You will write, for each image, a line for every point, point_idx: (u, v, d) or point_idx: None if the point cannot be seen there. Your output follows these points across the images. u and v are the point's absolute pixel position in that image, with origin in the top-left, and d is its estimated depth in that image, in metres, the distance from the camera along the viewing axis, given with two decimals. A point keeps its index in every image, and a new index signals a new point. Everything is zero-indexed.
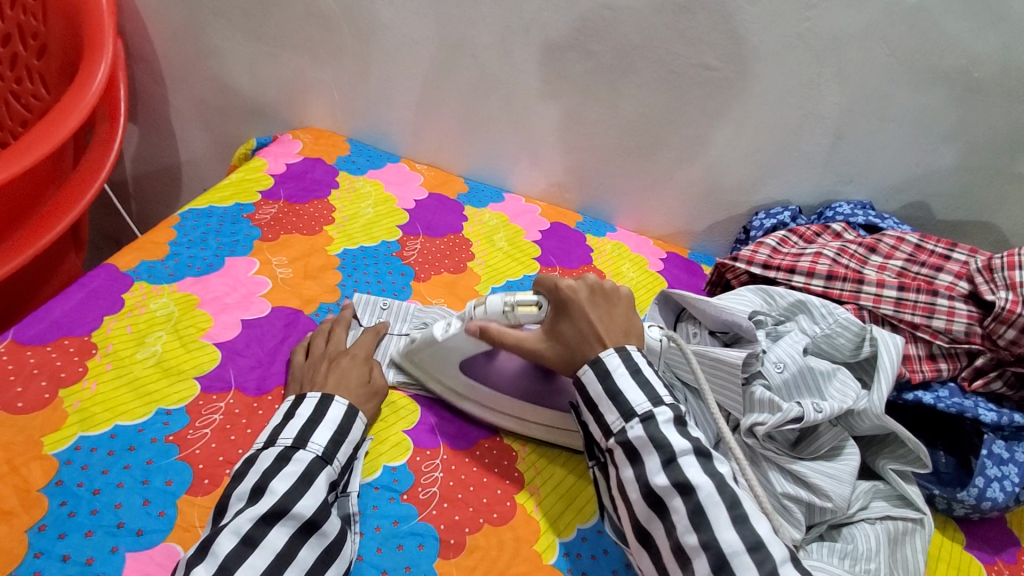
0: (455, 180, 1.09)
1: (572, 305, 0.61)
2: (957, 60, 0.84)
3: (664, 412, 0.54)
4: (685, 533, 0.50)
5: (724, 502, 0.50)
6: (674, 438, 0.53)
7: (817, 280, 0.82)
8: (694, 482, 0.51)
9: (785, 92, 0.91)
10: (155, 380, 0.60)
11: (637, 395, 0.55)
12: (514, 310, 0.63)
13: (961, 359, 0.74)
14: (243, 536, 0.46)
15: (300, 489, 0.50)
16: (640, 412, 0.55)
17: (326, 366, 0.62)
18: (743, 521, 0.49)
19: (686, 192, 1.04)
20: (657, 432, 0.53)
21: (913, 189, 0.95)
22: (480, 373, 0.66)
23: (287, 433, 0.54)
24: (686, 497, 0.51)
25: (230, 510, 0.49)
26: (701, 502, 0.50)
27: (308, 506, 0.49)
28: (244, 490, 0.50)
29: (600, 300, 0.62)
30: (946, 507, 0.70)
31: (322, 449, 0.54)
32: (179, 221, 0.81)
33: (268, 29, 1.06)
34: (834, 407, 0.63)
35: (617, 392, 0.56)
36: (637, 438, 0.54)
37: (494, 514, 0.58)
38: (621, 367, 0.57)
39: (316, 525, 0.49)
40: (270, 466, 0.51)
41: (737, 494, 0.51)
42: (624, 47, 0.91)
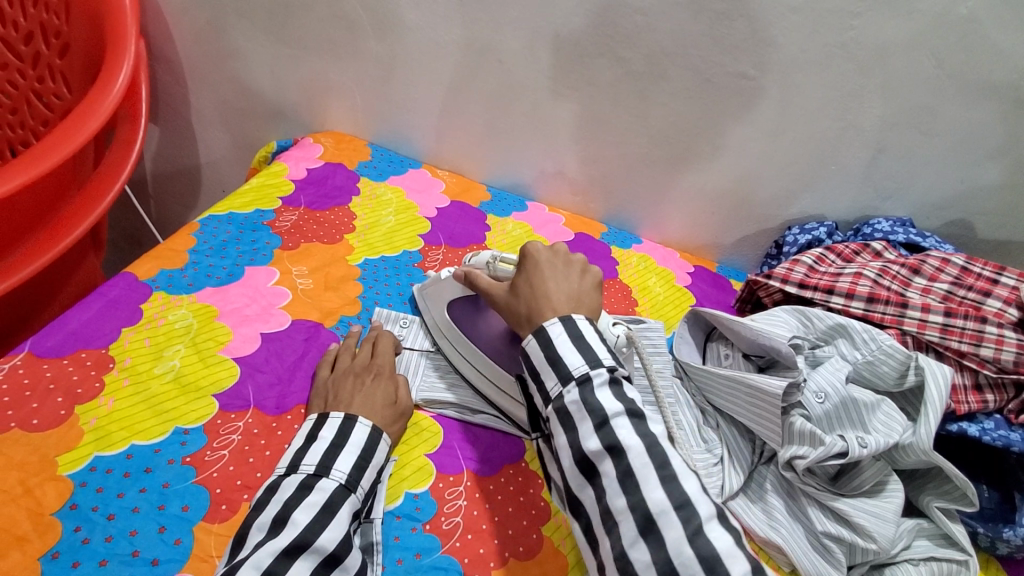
0: (477, 188, 1.07)
1: (529, 260, 0.63)
2: (1010, 74, 0.79)
3: (600, 374, 0.52)
4: (614, 497, 0.47)
5: (653, 463, 0.47)
6: (608, 401, 0.50)
7: (856, 302, 0.79)
8: (626, 444, 0.48)
9: (823, 103, 0.87)
10: (172, 397, 0.59)
11: (576, 358, 0.53)
12: (496, 263, 0.68)
13: (1008, 390, 0.69)
14: (264, 571, 0.43)
15: (325, 518, 0.48)
16: (576, 376, 0.52)
17: (352, 381, 0.61)
18: (673, 480, 0.46)
19: (715, 205, 1.01)
20: (592, 396, 0.51)
21: (956, 206, 0.91)
22: (462, 322, 0.70)
23: (309, 459, 0.53)
24: (617, 460, 0.48)
25: (249, 542, 0.46)
26: (631, 465, 0.47)
27: (332, 539, 0.47)
28: (265, 519, 0.48)
29: (559, 262, 0.62)
30: (989, 545, 0.67)
31: (346, 477, 0.52)
32: (199, 228, 0.79)
33: (291, 31, 1.05)
34: (880, 442, 0.60)
35: (556, 358, 0.53)
36: (573, 403, 0.51)
37: (520, 548, 0.56)
38: (563, 333, 0.54)
39: (337, 560, 0.47)
40: (293, 495, 0.49)
41: (669, 456, 0.48)
42: (656, 54, 0.88)
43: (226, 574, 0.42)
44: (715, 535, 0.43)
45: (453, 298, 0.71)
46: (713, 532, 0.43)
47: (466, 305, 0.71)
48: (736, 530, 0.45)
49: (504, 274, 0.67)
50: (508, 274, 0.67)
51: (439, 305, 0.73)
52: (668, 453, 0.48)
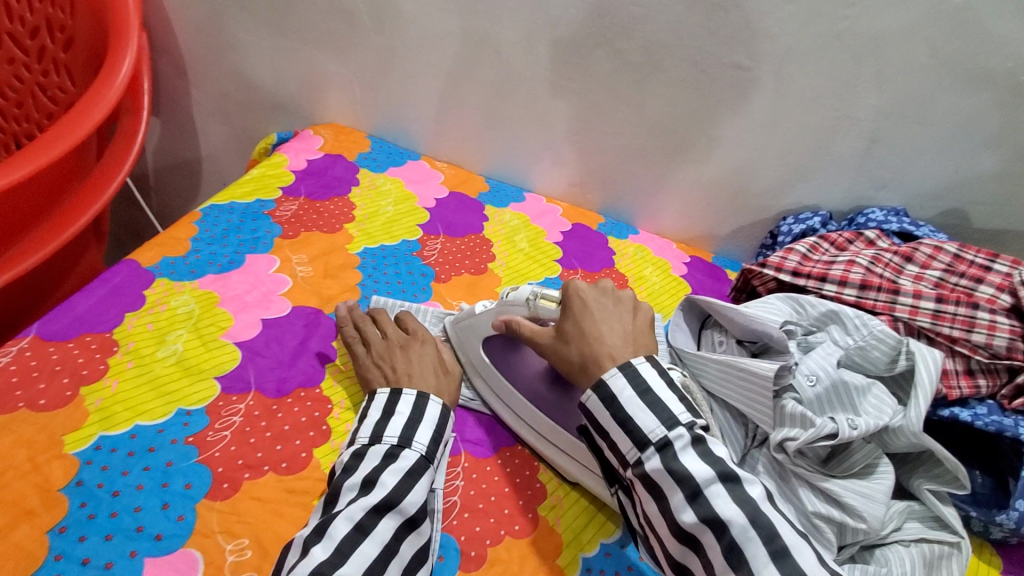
0: (475, 179, 1.08)
1: (574, 301, 0.60)
2: (1005, 62, 0.80)
3: (681, 437, 0.50)
4: (723, 573, 0.46)
5: (760, 537, 0.45)
6: (695, 466, 0.48)
7: (849, 289, 0.80)
8: (725, 517, 0.46)
9: (818, 93, 0.88)
10: (175, 380, 0.60)
11: (649, 419, 0.51)
12: (537, 301, 0.65)
13: (1001, 375, 0.70)
14: (356, 524, 0.47)
15: (408, 483, 0.51)
16: (654, 439, 0.50)
17: (402, 352, 0.64)
18: (784, 556, 0.44)
19: (711, 195, 1.02)
20: (676, 463, 0.49)
21: (950, 196, 0.92)
22: (500, 360, 0.67)
23: (391, 431, 0.55)
24: (719, 534, 0.46)
25: (342, 499, 0.50)
26: (736, 538, 0.45)
27: (413, 504, 0.50)
28: (355, 481, 0.51)
29: (607, 301, 0.60)
30: (982, 529, 0.68)
31: (425, 449, 0.55)
32: (201, 217, 0.81)
33: (290, 23, 1.05)
34: (870, 424, 0.61)
35: (626, 419, 0.52)
36: (655, 471, 0.50)
37: (516, 526, 0.57)
38: (627, 388, 0.52)
39: (415, 523, 0.50)
40: (379, 463, 0.52)
41: (775, 525, 0.46)
42: (652, 45, 0.89)
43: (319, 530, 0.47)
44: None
45: (489, 334, 0.68)
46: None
47: (504, 345, 0.67)
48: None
49: (545, 314, 0.64)
50: (551, 313, 0.64)
51: (473, 341, 0.69)
52: (774, 522, 0.46)
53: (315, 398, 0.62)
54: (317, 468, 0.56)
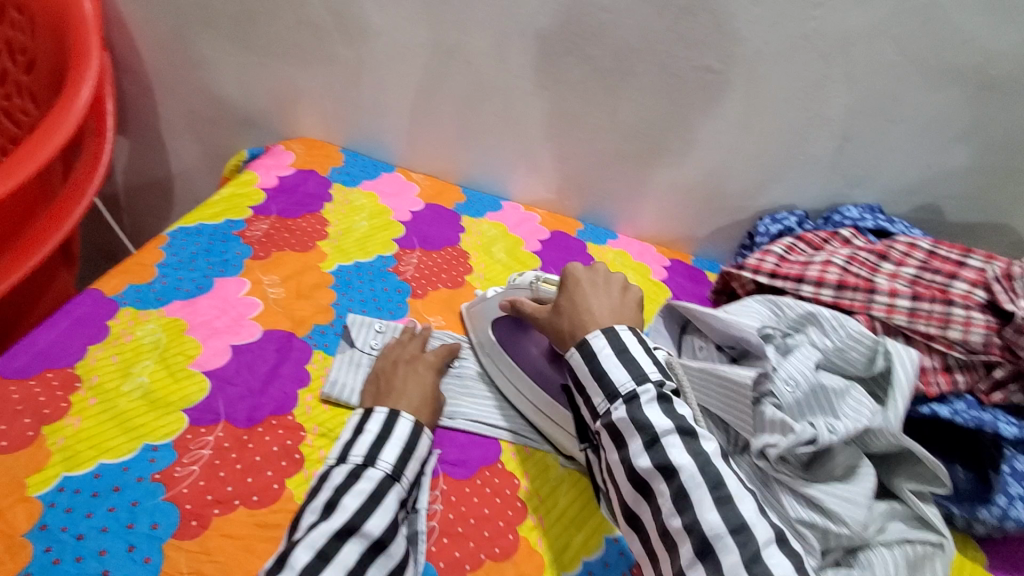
0: (452, 190, 1.07)
1: (568, 278, 0.64)
2: (973, 58, 0.80)
3: (647, 392, 0.53)
4: (669, 516, 0.49)
5: (707, 484, 0.48)
6: (658, 418, 0.51)
7: (826, 290, 0.79)
8: (677, 464, 0.49)
9: (789, 94, 0.88)
10: (141, 414, 0.58)
11: (621, 374, 0.54)
12: (539, 283, 0.67)
13: (978, 370, 0.71)
14: (318, 552, 0.47)
15: (371, 506, 0.51)
16: (623, 392, 0.54)
17: (400, 372, 0.66)
18: (727, 503, 0.47)
19: (688, 198, 1.02)
20: (640, 414, 0.52)
21: (923, 191, 0.93)
22: (505, 340, 0.71)
23: (357, 451, 0.55)
24: (669, 480, 0.49)
25: (304, 524, 0.50)
26: (684, 485, 0.48)
27: (377, 526, 0.49)
28: (317, 504, 0.51)
29: (599, 279, 0.64)
30: (966, 526, 0.68)
31: (391, 467, 0.54)
32: (168, 240, 0.79)
33: (257, 38, 1.04)
34: (849, 428, 0.61)
35: (602, 373, 0.55)
36: (621, 421, 0.53)
37: (496, 548, 0.56)
38: (607, 347, 0.56)
39: (383, 546, 0.49)
40: (343, 482, 0.52)
41: (722, 475, 0.49)
42: (623, 50, 0.88)
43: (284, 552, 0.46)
44: (774, 561, 0.44)
45: (496, 317, 0.72)
46: (772, 557, 0.44)
47: (510, 326, 0.71)
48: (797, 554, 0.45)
49: (547, 295, 0.67)
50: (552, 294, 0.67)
51: (483, 323, 0.73)
52: (722, 473, 0.49)
53: (287, 426, 0.60)
54: (290, 498, 0.55)
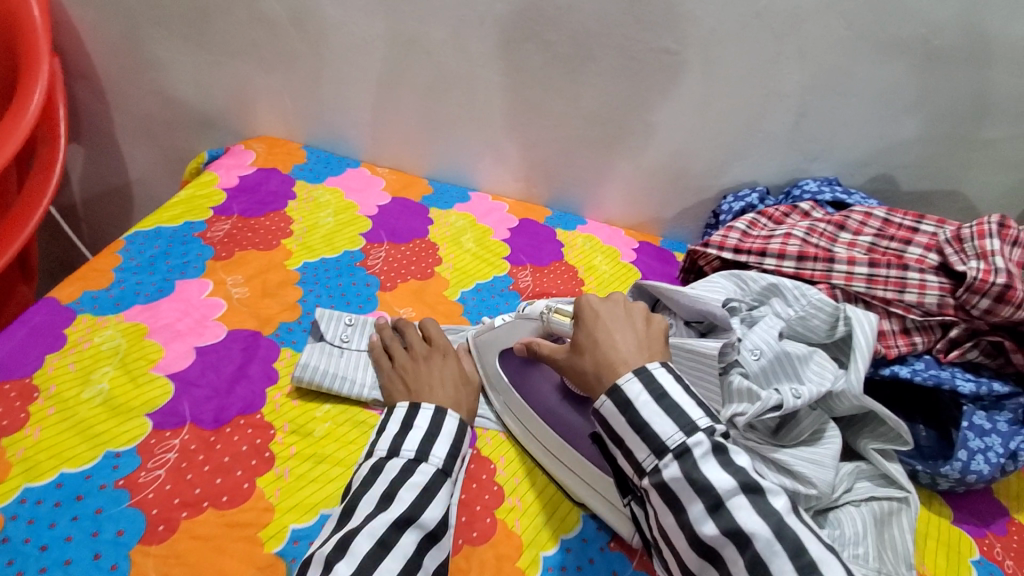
0: (418, 182, 1.06)
1: (587, 313, 0.59)
2: (917, 29, 0.83)
3: (701, 444, 0.48)
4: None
5: (787, 551, 0.43)
6: (717, 476, 0.46)
7: (788, 262, 0.81)
8: (749, 530, 0.44)
9: (745, 72, 0.89)
10: (102, 421, 0.57)
11: (667, 426, 0.49)
12: (550, 314, 0.64)
13: (935, 331, 0.73)
14: (379, 539, 0.47)
15: (425, 498, 0.51)
16: (673, 446, 0.48)
17: (425, 364, 0.65)
18: (813, 570, 0.42)
19: (654, 180, 1.03)
20: (697, 473, 0.47)
21: (877, 162, 0.96)
22: (517, 378, 0.66)
23: (409, 445, 0.55)
24: (742, 547, 0.44)
25: (359, 513, 0.50)
26: (760, 553, 0.43)
27: (432, 518, 0.50)
28: (373, 495, 0.51)
29: (619, 311, 0.59)
30: (930, 482, 0.70)
31: (442, 462, 0.55)
32: (125, 245, 0.77)
33: (209, 35, 1.01)
34: (813, 391, 0.62)
35: (643, 425, 0.50)
36: (674, 479, 0.48)
37: (474, 533, 0.56)
38: (644, 393, 0.51)
39: (436, 538, 0.50)
40: (397, 476, 0.52)
41: (804, 539, 0.43)
42: (581, 35, 0.89)
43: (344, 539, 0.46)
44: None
45: (506, 349, 0.68)
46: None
47: (521, 362, 0.67)
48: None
49: (560, 327, 0.63)
50: (565, 327, 0.62)
51: (492, 357, 0.68)
52: (802, 536, 0.43)
53: (255, 425, 0.59)
54: (261, 497, 0.54)
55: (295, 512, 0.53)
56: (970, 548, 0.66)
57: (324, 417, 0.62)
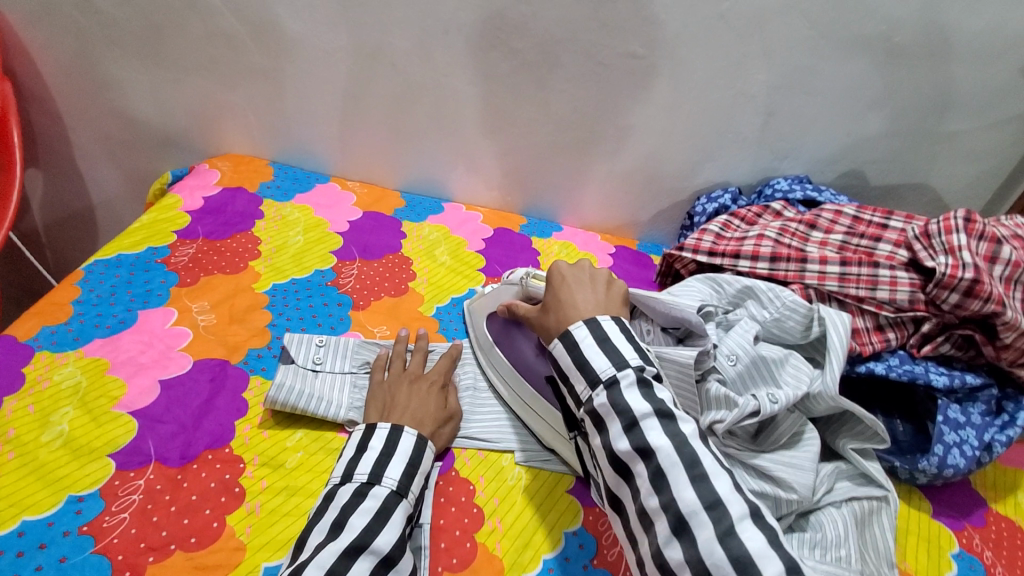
0: (390, 196, 1.04)
1: (554, 276, 0.63)
2: (879, 26, 0.84)
3: (627, 376, 0.51)
4: (646, 496, 0.47)
5: (684, 463, 0.46)
6: (636, 402, 0.50)
7: (762, 263, 0.81)
8: (655, 446, 0.48)
9: (712, 74, 0.89)
10: (62, 465, 0.54)
11: (602, 361, 0.53)
12: (528, 280, 0.70)
13: (908, 326, 0.74)
14: (329, 569, 0.46)
15: (379, 523, 0.51)
16: (604, 378, 0.52)
17: (406, 387, 0.65)
18: (704, 480, 0.45)
19: (628, 184, 1.03)
20: (619, 397, 0.51)
21: (845, 158, 0.98)
22: (499, 337, 0.72)
23: (362, 468, 0.55)
24: (647, 460, 0.48)
25: (310, 544, 0.49)
26: (661, 465, 0.47)
27: (387, 542, 0.49)
28: (324, 524, 0.50)
29: (585, 276, 0.63)
30: (909, 477, 0.70)
31: (397, 483, 0.54)
32: (84, 275, 0.74)
33: (166, 53, 0.98)
34: (790, 395, 0.62)
35: (583, 361, 0.54)
36: (601, 406, 0.51)
37: (453, 559, 0.55)
38: (588, 336, 0.55)
39: (393, 561, 0.49)
40: (349, 501, 0.52)
41: (699, 453, 0.47)
42: (547, 42, 0.87)
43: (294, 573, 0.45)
44: (748, 536, 0.43)
45: (492, 312, 0.75)
46: (746, 532, 0.43)
47: (503, 323, 0.73)
48: (773, 528, 0.44)
49: (536, 291, 0.69)
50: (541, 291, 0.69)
51: (480, 319, 0.75)
52: (699, 451, 0.47)
53: (224, 459, 0.57)
54: (232, 536, 0.52)
55: (268, 549, 0.52)
56: (950, 543, 0.66)
57: (296, 446, 0.60)
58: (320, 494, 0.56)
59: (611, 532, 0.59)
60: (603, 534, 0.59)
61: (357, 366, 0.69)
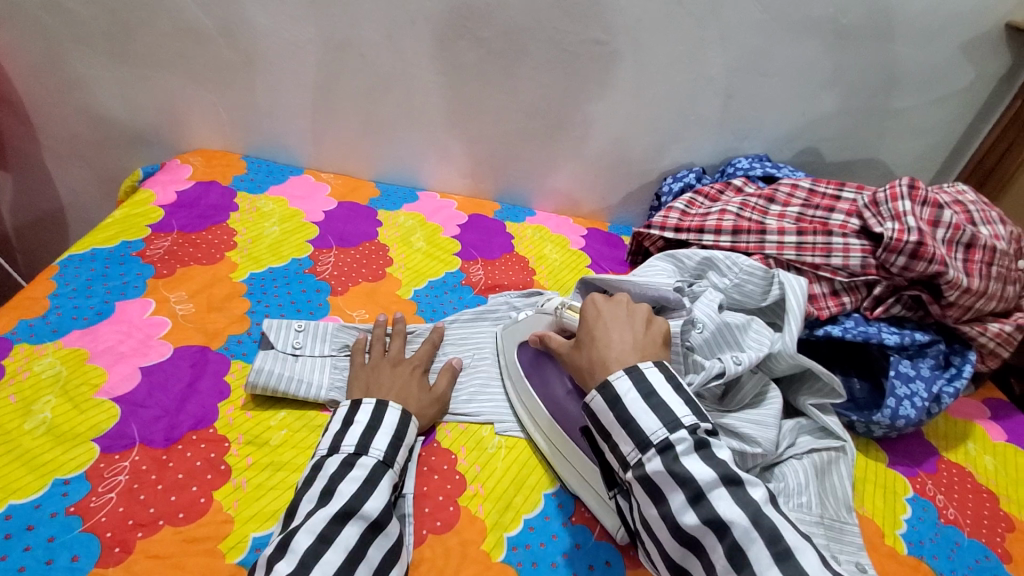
0: (365, 186, 1.05)
1: (591, 312, 0.63)
2: (826, 9, 0.89)
3: (683, 440, 0.50)
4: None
5: (763, 538, 0.45)
6: (698, 469, 0.49)
7: (725, 236, 0.85)
8: (727, 518, 0.47)
9: (673, 58, 0.92)
10: (46, 450, 0.55)
11: (651, 421, 0.52)
12: (563, 310, 0.69)
13: (861, 290, 0.78)
14: (319, 535, 0.48)
15: (367, 490, 0.53)
16: (656, 441, 0.51)
17: (389, 370, 0.66)
18: (788, 556, 0.45)
19: (597, 167, 1.06)
20: (678, 466, 0.50)
21: (802, 136, 1.02)
22: (531, 369, 0.69)
23: (348, 441, 0.56)
24: (722, 535, 0.47)
25: (301, 511, 0.51)
26: (738, 540, 0.46)
27: (375, 507, 0.51)
28: (314, 492, 0.52)
29: (622, 313, 0.62)
30: (866, 430, 0.75)
31: (383, 454, 0.56)
32: (58, 270, 0.74)
33: (132, 50, 0.97)
34: (752, 356, 0.66)
35: (629, 420, 0.53)
36: (657, 472, 0.50)
37: (437, 522, 0.57)
38: (632, 390, 0.54)
39: (381, 526, 0.51)
40: (338, 471, 0.53)
41: (779, 527, 0.46)
42: (513, 30, 0.90)
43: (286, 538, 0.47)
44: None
45: (524, 341, 0.72)
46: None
47: (536, 356, 0.70)
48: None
49: (570, 323, 0.68)
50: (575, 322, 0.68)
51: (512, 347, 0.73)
52: (778, 524, 0.46)
53: (209, 439, 0.59)
54: (219, 509, 0.53)
55: (256, 521, 0.53)
56: (904, 489, 0.71)
57: (279, 425, 0.62)
58: (305, 467, 0.57)
59: None
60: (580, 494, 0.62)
61: (336, 349, 0.70)
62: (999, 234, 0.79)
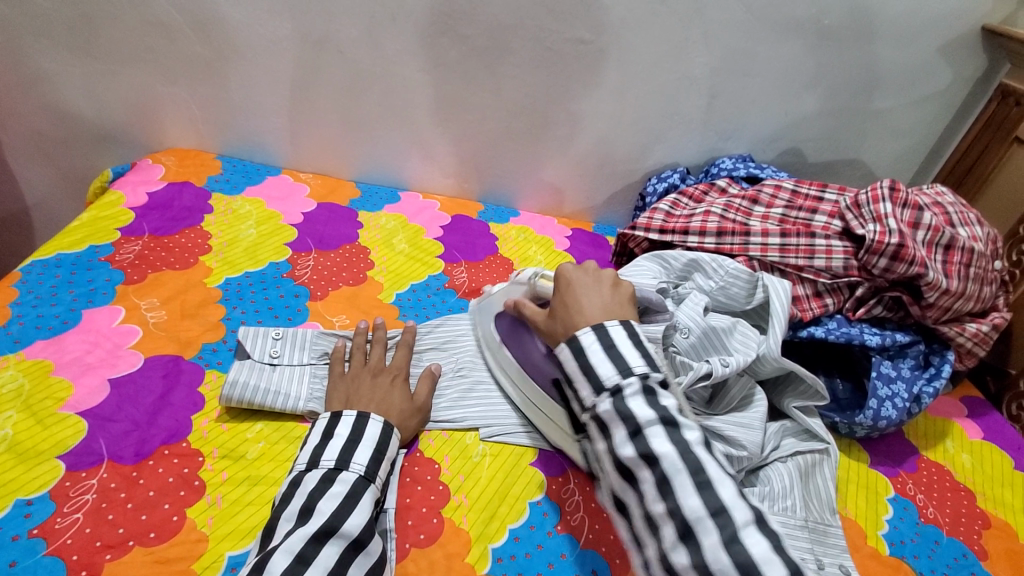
0: (345, 186, 1.03)
1: (560, 280, 0.64)
2: (808, 10, 0.89)
3: (632, 384, 0.51)
4: (653, 502, 0.47)
5: (688, 470, 0.46)
6: (640, 409, 0.50)
7: (709, 237, 0.85)
8: (659, 453, 0.48)
9: (657, 57, 0.92)
10: (8, 469, 0.52)
11: (607, 367, 0.53)
12: (536, 279, 0.73)
13: (844, 292, 0.78)
14: (297, 555, 0.46)
15: (347, 507, 0.51)
16: (609, 385, 0.52)
17: (369, 381, 0.64)
18: (709, 487, 0.46)
19: (581, 168, 1.05)
20: (624, 406, 0.50)
21: (784, 137, 1.03)
22: (507, 337, 0.72)
23: (328, 455, 0.55)
24: (652, 467, 0.48)
25: (279, 532, 0.49)
26: (666, 471, 0.47)
27: (356, 525, 0.50)
28: (292, 511, 0.50)
29: (589, 278, 0.63)
30: (849, 430, 0.75)
31: (365, 468, 0.55)
32: (22, 276, 0.71)
33: (99, 44, 0.93)
34: (740, 360, 0.66)
35: (589, 367, 0.53)
36: (607, 412, 0.51)
37: (421, 535, 0.56)
38: (595, 342, 0.54)
39: (362, 544, 0.50)
40: (317, 487, 0.52)
41: (704, 461, 0.47)
42: (495, 28, 0.88)
43: (264, 561, 0.45)
44: (751, 541, 0.43)
45: (500, 311, 0.75)
46: (750, 537, 0.43)
47: (512, 323, 0.72)
48: (776, 533, 0.44)
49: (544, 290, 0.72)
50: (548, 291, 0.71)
51: (485, 321, 0.75)
52: (703, 459, 0.47)
53: (182, 454, 0.57)
54: (193, 528, 0.52)
55: (232, 539, 0.51)
56: (886, 489, 0.72)
57: (256, 437, 0.60)
58: (282, 484, 0.55)
59: (574, 499, 0.62)
60: (565, 501, 0.61)
61: (315, 358, 0.68)
62: (977, 235, 0.80)
